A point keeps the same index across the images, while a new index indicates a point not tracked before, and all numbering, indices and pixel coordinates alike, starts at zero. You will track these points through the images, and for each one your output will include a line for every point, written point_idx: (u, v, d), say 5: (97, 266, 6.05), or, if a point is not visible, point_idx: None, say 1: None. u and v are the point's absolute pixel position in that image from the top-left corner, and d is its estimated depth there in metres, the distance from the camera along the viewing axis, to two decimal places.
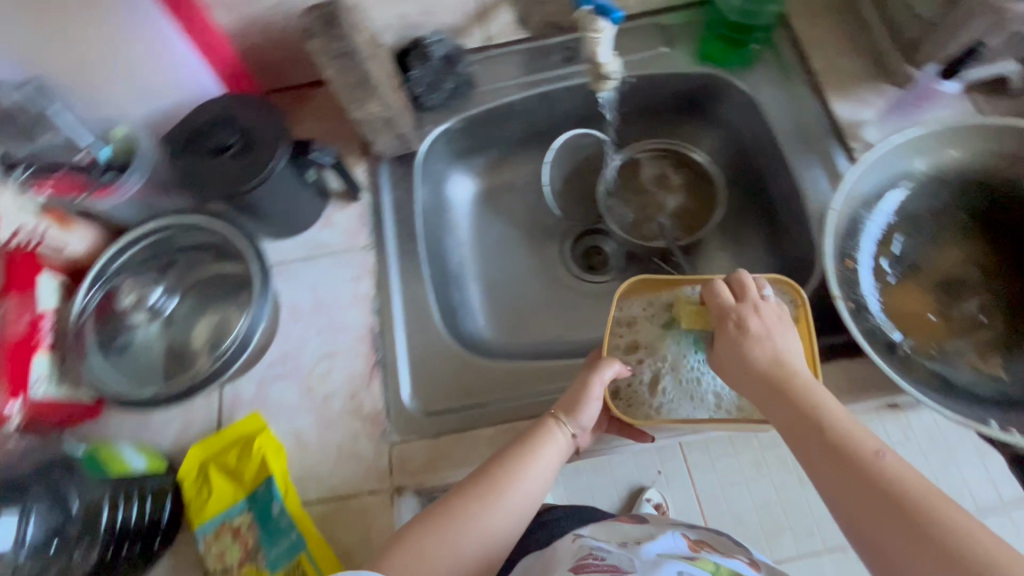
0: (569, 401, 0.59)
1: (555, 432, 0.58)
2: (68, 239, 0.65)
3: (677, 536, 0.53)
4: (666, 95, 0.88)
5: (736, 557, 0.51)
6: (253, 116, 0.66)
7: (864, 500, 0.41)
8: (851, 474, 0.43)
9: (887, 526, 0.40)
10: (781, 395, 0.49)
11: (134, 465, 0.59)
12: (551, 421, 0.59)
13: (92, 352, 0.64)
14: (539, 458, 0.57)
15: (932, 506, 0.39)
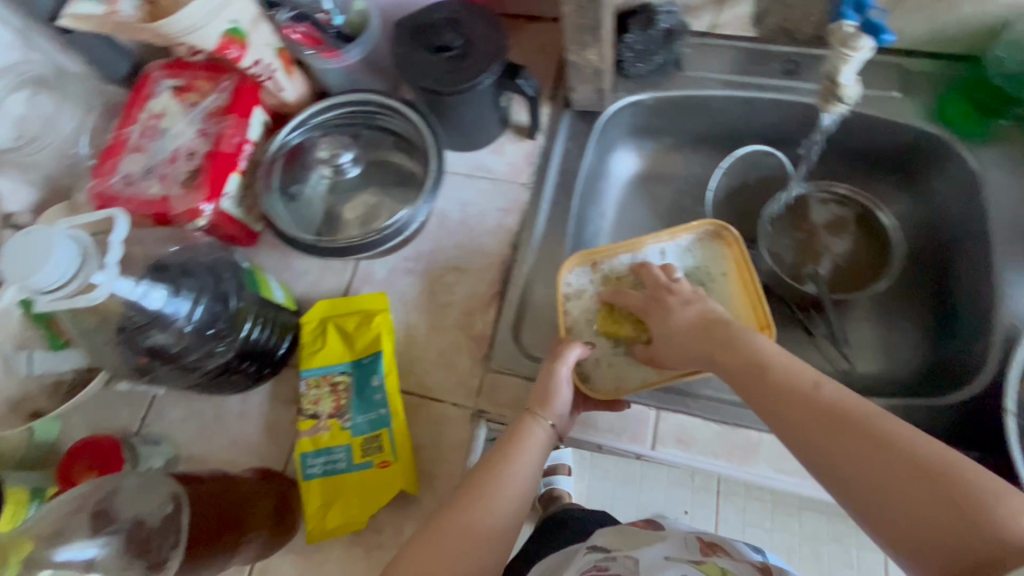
0: (542, 396, 0.57)
1: (534, 427, 0.56)
2: (286, 84, 0.72)
3: (689, 542, 0.49)
4: (879, 142, 0.80)
5: (750, 564, 0.47)
6: (479, 27, 0.67)
7: (884, 475, 0.38)
8: (863, 444, 0.39)
9: (920, 507, 0.36)
10: (730, 344, 0.53)
11: (276, 297, 0.65)
12: (531, 417, 0.56)
13: (274, 186, 0.71)
14: (520, 448, 0.54)
15: (868, 413, 0.41)
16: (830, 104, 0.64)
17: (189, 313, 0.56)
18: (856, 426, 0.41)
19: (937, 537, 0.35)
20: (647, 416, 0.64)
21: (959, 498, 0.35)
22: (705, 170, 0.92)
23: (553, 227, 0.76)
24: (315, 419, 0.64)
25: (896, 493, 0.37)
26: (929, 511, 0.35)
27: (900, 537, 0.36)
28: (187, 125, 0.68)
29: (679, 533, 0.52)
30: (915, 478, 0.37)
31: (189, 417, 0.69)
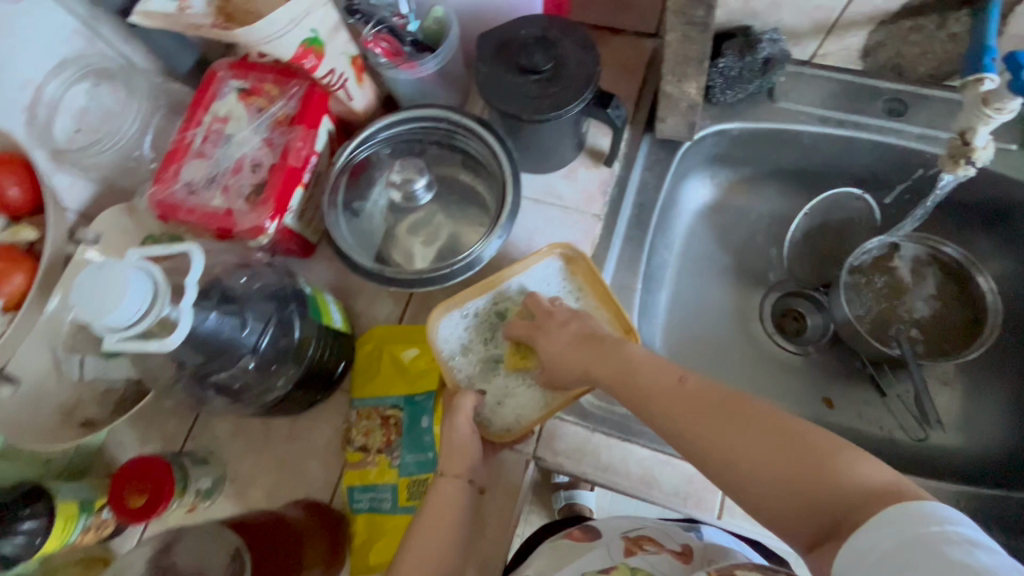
0: (449, 456, 0.56)
1: (455, 490, 0.55)
2: (355, 94, 0.69)
3: (611, 550, 0.55)
4: (986, 196, 0.74)
5: (667, 550, 0.53)
6: (571, 49, 0.62)
7: (769, 463, 0.41)
8: (743, 432, 0.43)
9: (794, 482, 0.40)
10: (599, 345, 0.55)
11: (335, 321, 0.64)
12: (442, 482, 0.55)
13: (337, 204, 0.68)
14: (436, 506, 0.54)
15: (736, 398, 0.45)
16: (954, 165, 0.58)
17: (257, 344, 0.53)
18: (733, 415, 0.44)
19: (801, 504, 0.40)
20: (715, 482, 0.61)
21: (817, 467, 0.40)
22: (781, 206, 0.86)
23: (623, 263, 0.72)
24: (363, 453, 0.63)
25: (772, 476, 0.41)
26: (793, 483, 0.40)
27: (777, 514, 0.41)
28: (252, 133, 0.65)
29: (609, 537, 0.57)
30: (781, 455, 0.41)
31: (237, 433, 0.67)
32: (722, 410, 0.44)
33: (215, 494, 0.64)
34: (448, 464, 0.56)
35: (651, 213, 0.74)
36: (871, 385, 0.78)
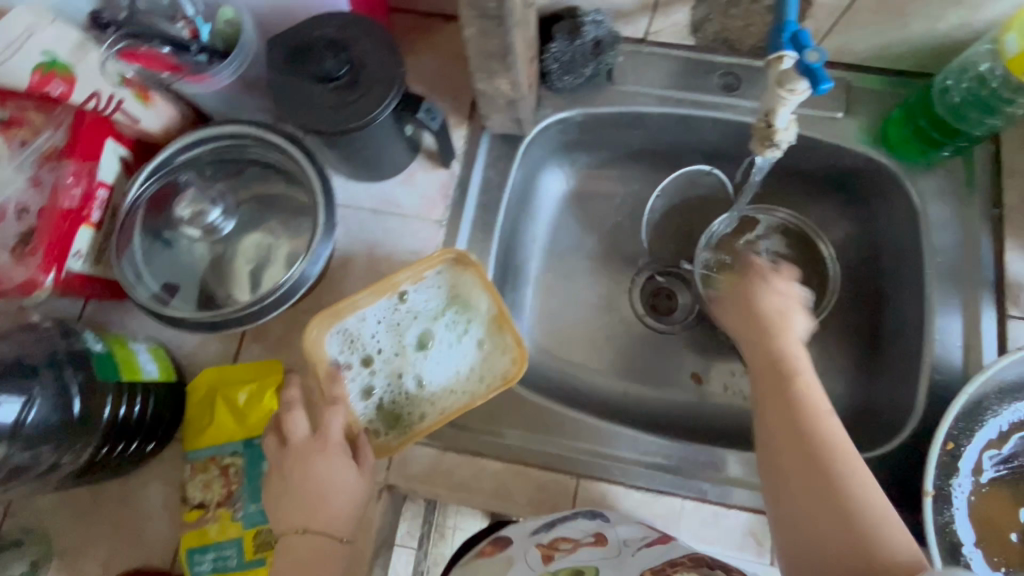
0: (306, 508, 0.52)
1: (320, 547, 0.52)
2: (143, 114, 0.61)
3: (530, 551, 0.52)
4: (821, 165, 0.75)
5: (584, 544, 0.52)
6: (369, 49, 0.57)
7: (775, 418, 0.53)
8: (783, 404, 0.53)
9: (795, 471, 0.50)
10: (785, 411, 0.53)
11: (146, 372, 0.58)
12: (302, 540, 0.52)
13: (136, 240, 0.61)
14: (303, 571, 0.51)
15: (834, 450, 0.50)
16: (765, 146, 0.58)
17: (19, 418, 0.46)
18: (813, 437, 0.50)
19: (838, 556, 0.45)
20: (568, 485, 0.61)
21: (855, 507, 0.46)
22: (642, 187, 0.85)
23: None
24: (202, 509, 0.58)
25: (786, 462, 0.51)
26: (822, 501, 0.48)
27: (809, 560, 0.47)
28: (14, 172, 0.56)
29: (522, 541, 0.54)
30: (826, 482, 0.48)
31: (62, 503, 0.61)
32: (826, 445, 0.50)
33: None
34: (310, 516, 0.52)
35: (495, 212, 0.70)
36: (735, 357, 0.79)
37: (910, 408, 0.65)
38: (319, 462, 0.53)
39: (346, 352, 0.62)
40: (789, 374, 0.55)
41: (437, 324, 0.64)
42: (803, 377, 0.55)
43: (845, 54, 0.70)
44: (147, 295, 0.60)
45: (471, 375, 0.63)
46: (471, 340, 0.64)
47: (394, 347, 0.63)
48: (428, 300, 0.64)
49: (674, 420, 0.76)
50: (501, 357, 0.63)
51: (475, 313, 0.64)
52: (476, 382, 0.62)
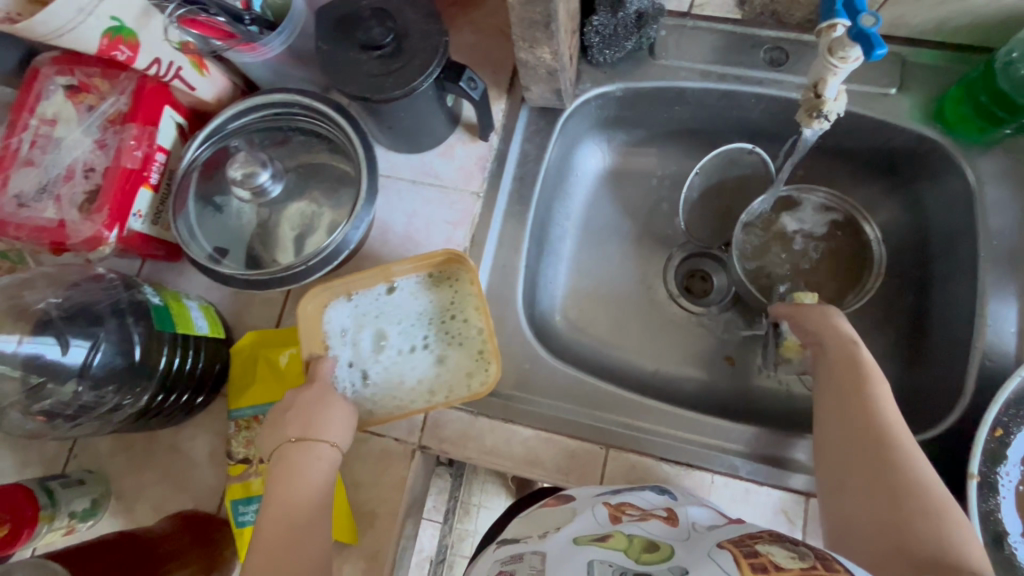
0: (305, 419, 0.54)
1: (315, 451, 0.53)
2: (199, 83, 0.64)
3: (597, 508, 0.53)
4: (870, 144, 0.73)
5: (654, 516, 0.51)
6: (415, 19, 0.58)
7: (840, 413, 0.54)
8: (849, 398, 0.54)
9: (854, 465, 0.50)
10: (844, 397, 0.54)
11: (198, 327, 0.61)
12: (302, 447, 0.53)
13: (190, 203, 0.64)
14: (300, 471, 0.52)
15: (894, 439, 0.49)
16: (811, 118, 0.56)
17: (87, 360, 0.52)
18: (879, 432, 0.50)
19: (884, 535, 0.45)
20: (596, 454, 0.62)
21: (914, 504, 0.45)
22: (680, 167, 0.84)
23: (504, 241, 0.70)
24: (246, 464, 0.61)
25: (849, 456, 0.51)
26: (878, 496, 0.47)
27: (857, 542, 0.47)
28: (83, 135, 0.60)
29: (588, 500, 0.55)
30: (886, 476, 0.48)
31: (118, 448, 0.65)
32: (890, 442, 0.49)
33: (98, 513, 0.63)
34: (307, 426, 0.54)
35: (532, 185, 0.71)
36: (771, 339, 0.78)
37: (956, 396, 0.62)
38: (310, 391, 0.56)
39: (330, 323, 0.62)
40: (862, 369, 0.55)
41: (408, 327, 0.63)
42: (873, 372, 0.55)
43: (900, 27, 0.68)
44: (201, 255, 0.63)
45: (432, 387, 0.62)
46: (446, 349, 0.63)
47: (360, 334, 0.63)
48: (412, 300, 0.63)
49: (705, 401, 0.75)
50: (475, 381, 0.61)
51: (461, 326, 0.63)
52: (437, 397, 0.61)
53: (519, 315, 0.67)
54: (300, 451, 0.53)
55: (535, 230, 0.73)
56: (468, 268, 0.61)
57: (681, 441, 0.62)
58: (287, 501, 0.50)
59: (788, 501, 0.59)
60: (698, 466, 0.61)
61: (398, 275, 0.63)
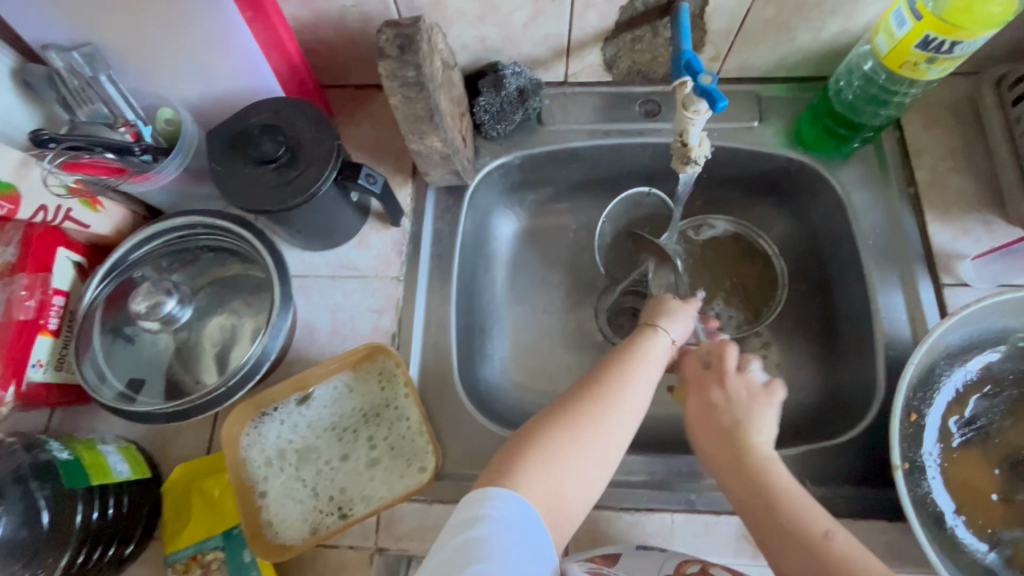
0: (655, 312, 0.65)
1: (656, 337, 0.62)
2: (93, 219, 0.63)
3: None
4: (748, 171, 0.80)
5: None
6: (305, 128, 0.61)
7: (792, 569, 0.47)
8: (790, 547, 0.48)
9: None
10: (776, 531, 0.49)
11: (119, 472, 0.57)
12: (651, 330, 0.62)
13: (97, 342, 0.62)
14: (648, 350, 0.60)
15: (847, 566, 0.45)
16: (684, 165, 0.61)
17: None
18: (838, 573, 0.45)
19: None
20: None
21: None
22: (589, 217, 0.89)
23: (432, 319, 0.70)
24: None
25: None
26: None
27: None
28: None
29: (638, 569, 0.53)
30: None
31: None
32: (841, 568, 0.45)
33: None
34: (656, 316, 0.65)
35: (450, 260, 0.73)
36: None
37: (873, 389, 0.66)
38: (649, 348, 0.60)
39: (258, 447, 0.62)
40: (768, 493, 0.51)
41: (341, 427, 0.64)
42: (789, 499, 0.50)
43: (748, 70, 0.76)
44: (114, 395, 0.60)
45: (369, 488, 0.62)
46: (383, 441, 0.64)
47: (278, 449, 0.62)
48: (338, 404, 0.65)
49: (668, 437, 0.73)
50: (413, 467, 0.63)
51: (393, 417, 0.65)
52: (378, 495, 0.61)
53: (458, 390, 0.67)
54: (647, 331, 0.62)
55: (461, 301, 0.75)
56: (392, 355, 0.64)
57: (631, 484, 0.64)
58: (577, 422, 0.53)
59: (747, 524, 0.60)
60: (659, 507, 0.61)
61: (319, 380, 0.65)
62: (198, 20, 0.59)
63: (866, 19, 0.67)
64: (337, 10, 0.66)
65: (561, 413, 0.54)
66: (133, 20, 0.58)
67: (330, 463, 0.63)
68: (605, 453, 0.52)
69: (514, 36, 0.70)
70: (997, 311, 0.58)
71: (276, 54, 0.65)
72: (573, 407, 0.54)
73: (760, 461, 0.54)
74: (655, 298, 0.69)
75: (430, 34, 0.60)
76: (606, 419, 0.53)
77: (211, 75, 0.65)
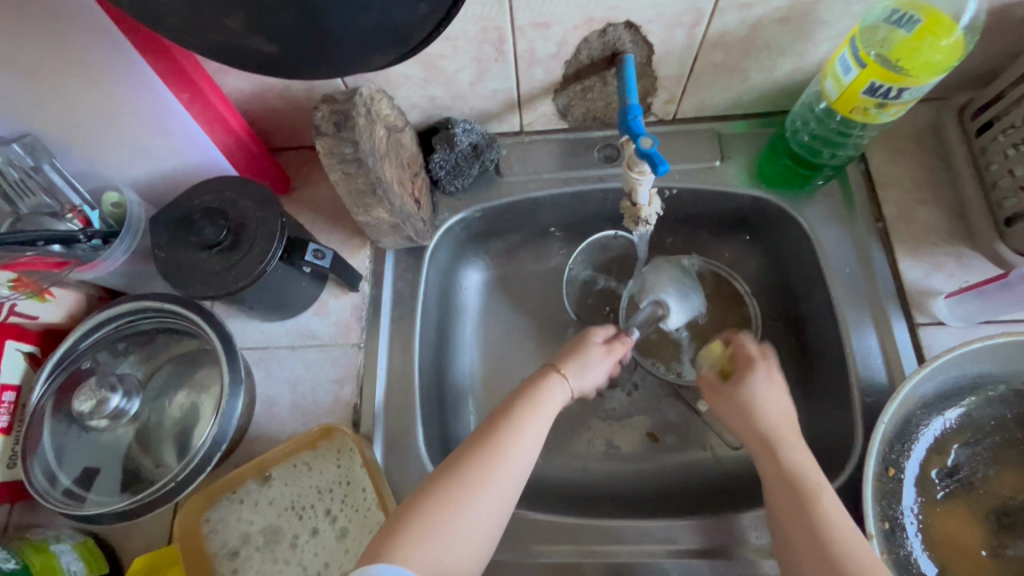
0: (565, 355, 0.61)
1: (558, 384, 0.58)
2: (41, 310, 0.62)
3: None
4: (714, 210, 0.78)
5: None
6: (249, 209, 0.60)
7: (796, 529, 0.49)
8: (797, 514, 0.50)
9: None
10: (804, 520, 0.49)
11: (71, 573, 0.56)
12: (553, 376, 0.58)
13: (47, 440, 0.60)
14: (543, 397, 0.56)
15: (865, 570, 0.45)
16: (636, 223, 0.62)
17: None
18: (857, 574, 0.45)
19: None
20: None
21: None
22: (560, 259, 0.85)
23: (394, 387, 0.69)
24: None
25: None
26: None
27: None
28: None
29: None
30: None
31: None
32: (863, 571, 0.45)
33: None
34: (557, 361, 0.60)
35: (411, 322, 0.71)
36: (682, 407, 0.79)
37: (851, 436, 0.64)
38: (546, 400, 0.56)
39: (214, 540, 0.60)
40: (801, 485, 0.51)
41: (298, 512, 0.61)
42: (822, 493, 0.50)
43: (706, 109, 0.74)
44: (62, 496, 0.58)
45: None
46: (342, 525, 0.61)
47: (234, 542, 0.60)
48: (294, 486, 0.62)
49: (646, 491, 0.71)
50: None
51: (352, 497, 0.62)
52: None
53: (422, 460, 0.65)
54: (548, 377, 0.58)
55: (426, 363, 0.73)
56: (348, 433, 0.62)
57: (610, 553, 0.60)
58: (458, 492, 0.48)
59: None
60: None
61: (271, 465, 0.63)
62: (135, 107, 0.58)
63: (818, 57, 0.65)
64: (279, 81, 0.65)
65: (447, 479, 0.49)
66: (70, 110, 0.58)
67: (289, 548, 0.60)
68: (485, 522, 0.48)
69: (463, 93, 0.69)
70: (972, 358, 0.55)
71: (220, 130, 0.65)
72: (457, 469, 0.49)
73: (786, 441, 0.55)
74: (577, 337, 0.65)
75: (370, 106, 0.59)
76: (486, 483, 0.49)
77: (154, 154, 0.64)
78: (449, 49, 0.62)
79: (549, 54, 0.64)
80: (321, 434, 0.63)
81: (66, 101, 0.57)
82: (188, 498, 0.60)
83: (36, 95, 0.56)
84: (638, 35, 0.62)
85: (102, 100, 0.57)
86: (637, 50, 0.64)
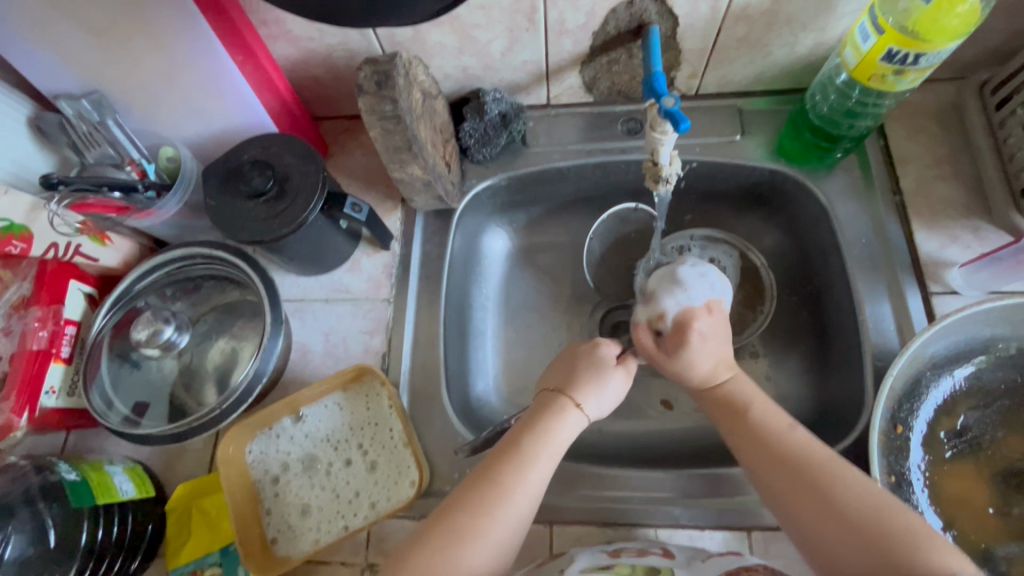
0: (577, 380, 0.61)
1: (570, 410, 0.59)
2: (101, 253, 0.68)
3: None
4: (732, 185, 0.80)
5: None
6: (293, 162, 0.64)
7: (763, 464, 0.53)
8: (756, 438, 0.54)
9: (804, 505, 0.49)
10: (741, 417, 0.56)
11: (123, 492, 0.61)
12: (570, 406, 0.59)
13: (105, 367, 0.66)
14: (557, 432, 0.57)
15: (808, 459, 0.51)
16: (657, 183, 0.65)
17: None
18: (802, 462, 0.51)
19: (871, 563, 0.44)
20: (541, 533, 0.62)
21: (873, 522, 0.46)
22: (581, 230, 0.88)
23: (420, 339, 0.72)
24: None
25: (767, 471, 0.52)
26: (840, 525, 0.47)
27: None
28: None
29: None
30: (856, 527, 0.46)
31: None
32: (806, 461, 0.51)
33: None
34: (567, 386, 0.60)
35: (438, 281, 0.75)
36: None
37: (863, 400, 0.65)
38: (559, 437, 0.57)
39: (255, 468, 0.65)
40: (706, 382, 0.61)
41: (334, 447, 0.66)
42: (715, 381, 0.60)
43: (728, 85, 0.76)
44: (118, 420, 0.64)
45: (359, 505, 0.64)
46: (373, 460, 0.66)
47: (272, 473, 0.65)
48: (325, 424, 0.67)
49: (658, 450, 0.74)
50: (402, 481, 0.65)
51: (383, 434, 0.67)
52: (367, 510, 0.63)
53: (445, 407, 0.69)
54: (564, 408, 0.58)
55: (451, 321, 0.76)
56: (378, 376, 0.67)
57: (623, 499, 0.63)
58: (457, 537, 0.49)
59: (726, 535, 0.60)
60: (653, 528, 0.62)
61: (305, 403, 0.67)
62: (191, 68, 0.63)
63: (839, 32, 0.68)
64: (324, 48, 0.69)
65: (447, 525, 0.50)
66: (134, 69, 0.63)
67: (322, 478, 0.65)
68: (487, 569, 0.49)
69: (494, 64, 0.73)
70: (982, 320, 0.57)
71: (267, 92, 0.69)
72: (455, 515, 0.50)
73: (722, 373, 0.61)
74: (580, 351, 0.64)
75: (408, 69, 0.63)
76: (488, 529, 0.50)
77: (205, 113, 0.69)
78: (483, 18, 0.66)
79: (578, 24, 0.67)
80: (357, 373, 0.68)
81: (130, 59, 0.62)
82: (231, 427, 0.64)
83: (105, 53, 0.61)
84: (664, 7, 0.65)
85: (162, 59, 0.62)
86: (662, 23, 0.67)
